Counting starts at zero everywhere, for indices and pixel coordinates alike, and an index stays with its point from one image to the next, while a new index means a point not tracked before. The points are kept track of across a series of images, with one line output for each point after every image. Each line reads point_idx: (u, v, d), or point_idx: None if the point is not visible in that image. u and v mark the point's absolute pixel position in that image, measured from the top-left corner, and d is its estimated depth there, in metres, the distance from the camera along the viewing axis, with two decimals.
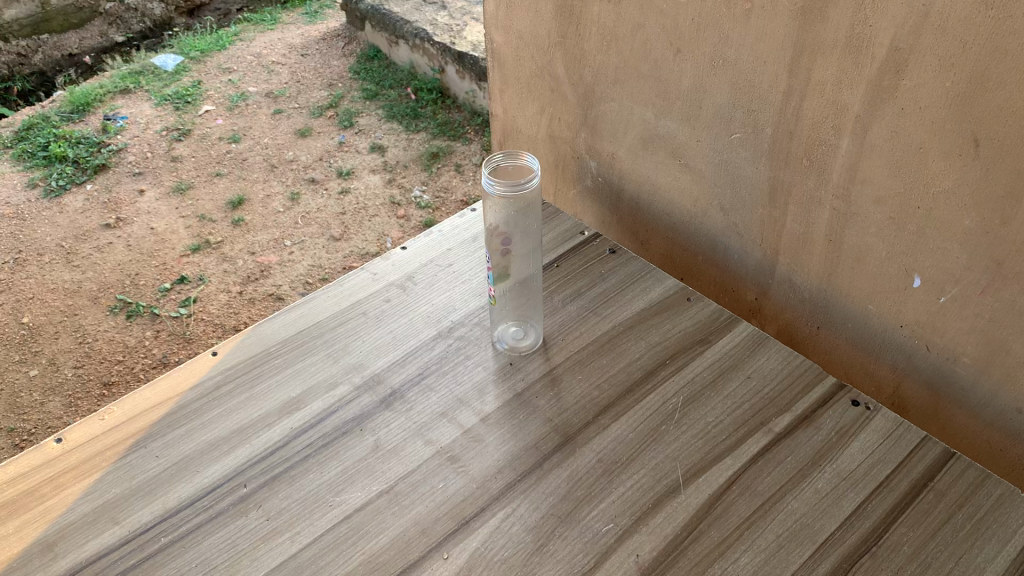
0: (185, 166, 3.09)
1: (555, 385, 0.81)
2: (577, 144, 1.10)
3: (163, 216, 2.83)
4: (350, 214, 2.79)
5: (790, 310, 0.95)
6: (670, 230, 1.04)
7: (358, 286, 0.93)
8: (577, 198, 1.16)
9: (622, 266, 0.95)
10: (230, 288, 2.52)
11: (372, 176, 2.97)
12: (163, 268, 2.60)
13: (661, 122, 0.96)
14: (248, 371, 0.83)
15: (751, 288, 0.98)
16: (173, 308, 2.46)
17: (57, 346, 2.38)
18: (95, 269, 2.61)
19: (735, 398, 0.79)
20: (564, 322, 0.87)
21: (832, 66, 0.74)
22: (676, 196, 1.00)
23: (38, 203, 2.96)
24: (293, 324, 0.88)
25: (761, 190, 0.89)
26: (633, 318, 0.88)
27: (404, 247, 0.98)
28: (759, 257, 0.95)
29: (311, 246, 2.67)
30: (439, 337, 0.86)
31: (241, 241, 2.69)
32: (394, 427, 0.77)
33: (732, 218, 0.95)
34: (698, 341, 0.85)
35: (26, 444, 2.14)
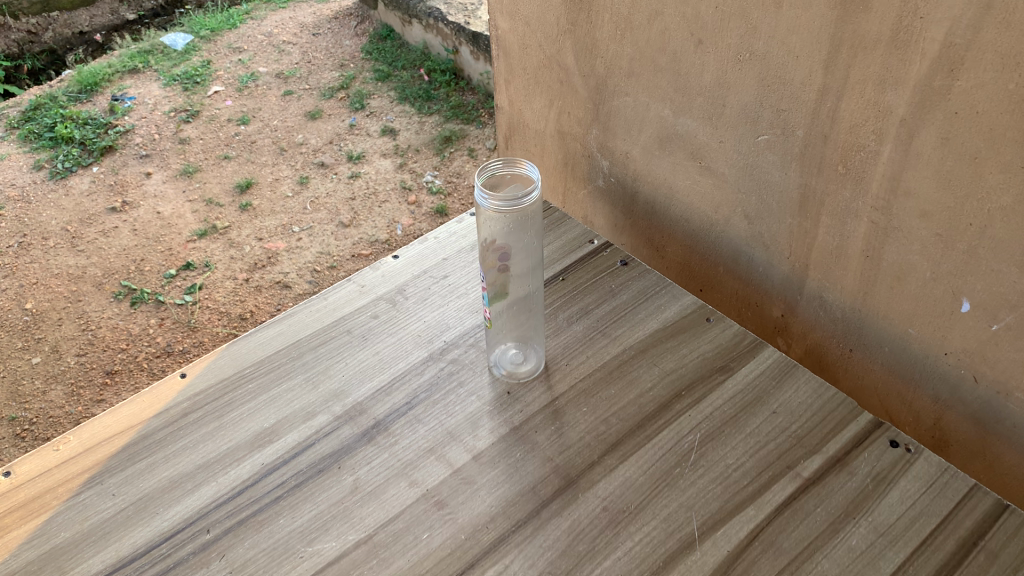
0: (193, 148, 3.02)
1: (557, 419, 0.72)
2: (588, 142, 1.01)
3: (170, 199, 2.77)
4: (360, 199, 2.71)
5: (819, 330, 0.86)
6: (688, 237, 0.95)
7: (343, 300, 0.84)
8: (587, 199, 1.07)
9: (634, 280, 0.86)
10: (237, 275, 2.45)
11: (383, 160, 2.89)
12: (168, 254, 2.53)
13: (679, 120, 0.87)
14: (218, 398, 0.75)
15: (776, 304, 0.89)
16: (178, 294, 2.39)
17: (60, 333, 2.32)
18: (100, 255, 2.55)
19: (759, 436, 0.71)
20: (569, 344, 0.79)
21: (875, 63, 0.65)
22: (694, 201, 0.91)
23: (44, 185, 2.89)
24: (271, 343, 0.80)
25: (790, 198, 0.80)
26: (646, 341, 0.79)
27: (397, 255, 0.89)
28: (786, 271, 0.86)
29: (319, 232, 2.59)
30: (430, 361, 0.78)
31: (248, 226, 2.61)
32: (376, 465, 0.69)
33: (758, 227, 0.86)
34: (717, 368, 0.76)
35: (27, 434, 2.09)
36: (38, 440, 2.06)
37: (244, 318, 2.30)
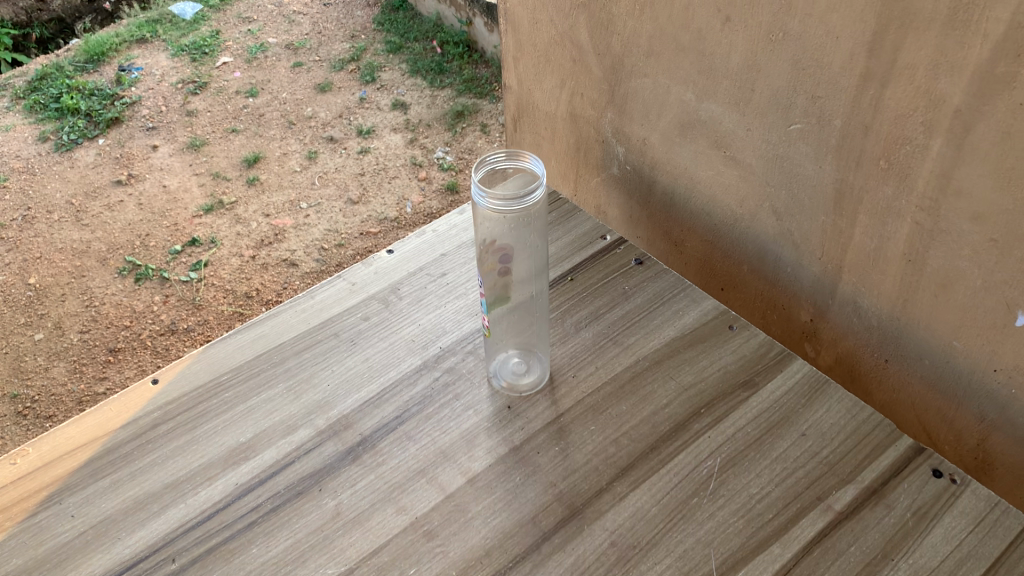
0: (201, 121, 2.95)
1: (562, 438, 0.65)
2: (603, 126, 0.92)
3: (176, 173, 2.70)
4: (370, 175, 2.63)
5: (852, 338, 0.78)
6: (709, 232, 0.87)
7: (332, 299, 0.77)
8: (600, 188, 0.99)
9: (650, 281, 0.78)
10: (243, 252, 2.38)
11: (393, 135, 2.80)
12: (174, 229, 2.46)
13: (702, 105, 0.78)
14: (191, 408, 0.69)
15: (804, 308, 0.81)
16: (183, 271, 2.32)
17: (63, 310, 2.26)
18: (104, 229, 2.50)
19: (786, 462, 0.64)
20: (576, 353, 0.72)
21: (928, 46, 0.57)
22: (717, 193, 0.83)
23: (50, 157, 2.83)
24: (251, 346, 0.74)
25: (825, 194, 0.72)
26: (661, 351, 0.72)
27: (392, 250, 0.82)
28: (818, 274, 0.78)
29: (327, 208, 2.51)
30: (424, 370, 0.71)
31: (255, 202, 2.54)
32: (361, 488, 0.63)
33: (787, 224, 0.78)
34: (741, 384, 0.69)
35: (29, 412, 2.05)
36: (39, 419, 2.02)
37: (250, 297, 2.23)
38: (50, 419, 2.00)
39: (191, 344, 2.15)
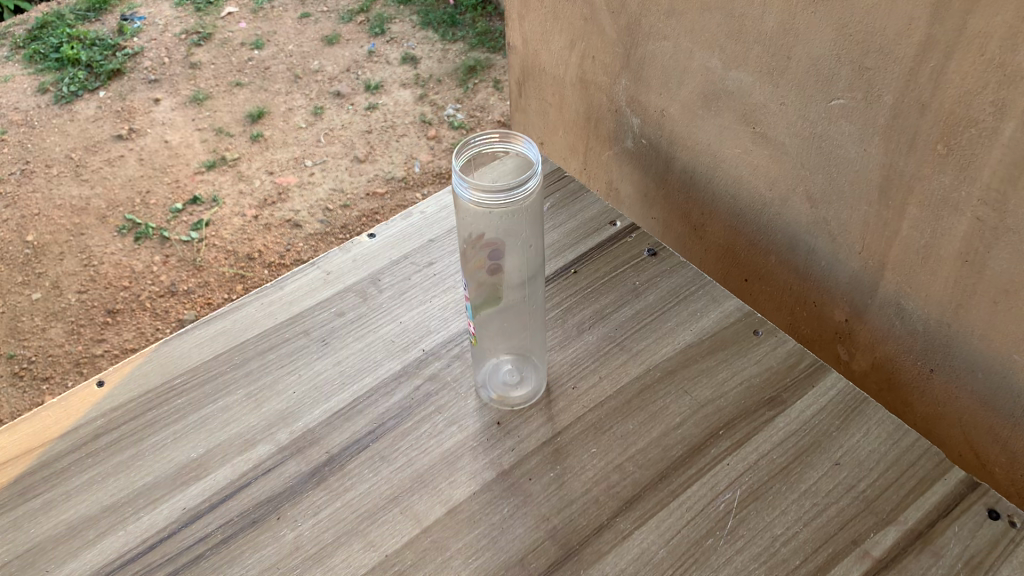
0: (203, 73, 2.55)
1: (557, 462, 0.57)
2: (615, 94, 0.78)
3: (178, 127, 2.33)
4: (377, 133, 2.28)
5: (892, 342, 0.66)
6: (732, 216, 0.74)
7: (303, 291, 0.68)
8: (611, 163, 0.84)
9: (664, 276, 0.69)
10: (246, 212, 2.05)
11: (402, 91, 2.42)
12: (174, 186, 2.12)
13: (729, 73, 0.65)
14: (138, 416, 0.61)
15: (839, 307, 0.69)
16: (184, 231, 2.01)
17: (61, 269, 1.96)
18: (103, 185, 2.15)
19: (817, 496, 0.55)
20: (578, 359, 0.63)
21: (1007, 9, 0.45)
22: (744, 174, 0.70)
23: (48, 111, 2.45)
24: (210, 344, 0.65)
25: (868, 180, 0.60)
26: (675, 360, 0.63)
27: (373, 234, 0.73)
28: (857, 269, 0.65)
29: (332, 167, 2.17)
30: (404, 376, 0.62)
31: (258, 158, 2.19)
32: (324, 517, 0.55)
33: (823, 212, 0.65)
34: (765, 401, 0.60)
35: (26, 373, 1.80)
36: (36, 381, 1.77)
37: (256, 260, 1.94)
38: (46, 381, 1.75)
39: (192, 307, 1.87)
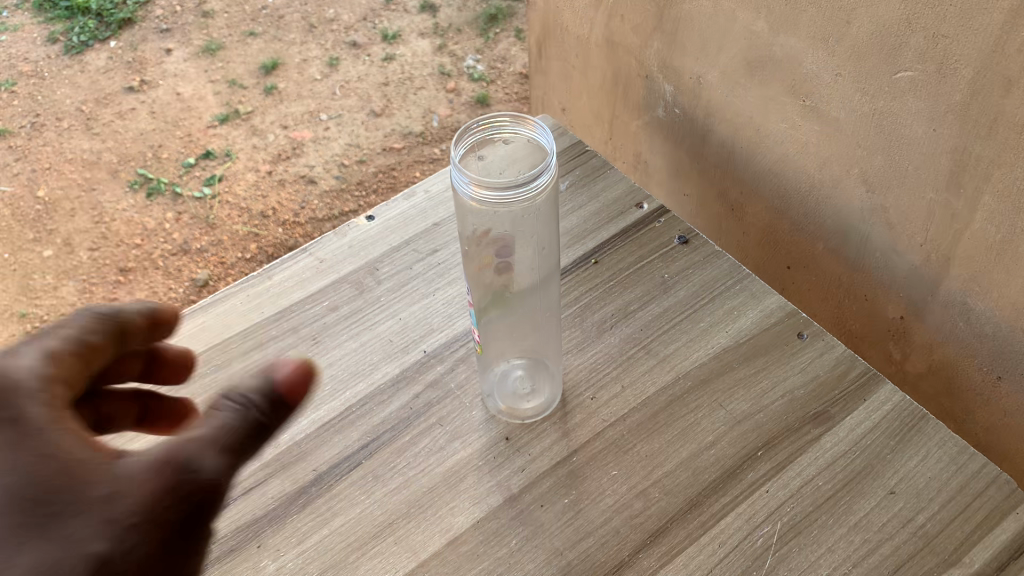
0: (217, 21, 1.94)
1: (573, 485, 0.50)
2: (646, 58, 0.68)
3: (193, 78, 1.79)
4: (394, 85, 1.75)
5: (955, 345, 0.55)
6: (774, 196, 0.63)
7: (294, 281, 0.62)
8: (640, 135, 0.75)
9: (696, 269, 0.61)
10: (259, 167, 1.60)
11: (421, 40, 1.85)
12: (186, 140, 1.66)
13: (777, 39, 0.55)
14: None
15: (892, 303, 0.59)
16: (196, 186, 1.57)
17: (72, 226, 1.54)
18: (116, 139, 1.67)
19: (871, 531, 0.48)
20: (596, 365, 0.56)
21: None
22: (790, 151, 0.59)
23: (58, 61, 1.87)
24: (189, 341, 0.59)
25: (937, 164, 0.49)
26: (709, 368, 0.55)
27: (371, 217, 0.66)
28: (918, 263, 0.55)
29: (347, 121, 1.68)
30: (404, 381, 0.56)
31: (272, 111, 1.70)
32: (310, 547, 0.48)
33: (880, 198, 0.54)
34: (811, 417, 0.53)
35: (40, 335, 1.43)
36: None
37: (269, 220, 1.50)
38: None
39: (206, 268, 1.46)
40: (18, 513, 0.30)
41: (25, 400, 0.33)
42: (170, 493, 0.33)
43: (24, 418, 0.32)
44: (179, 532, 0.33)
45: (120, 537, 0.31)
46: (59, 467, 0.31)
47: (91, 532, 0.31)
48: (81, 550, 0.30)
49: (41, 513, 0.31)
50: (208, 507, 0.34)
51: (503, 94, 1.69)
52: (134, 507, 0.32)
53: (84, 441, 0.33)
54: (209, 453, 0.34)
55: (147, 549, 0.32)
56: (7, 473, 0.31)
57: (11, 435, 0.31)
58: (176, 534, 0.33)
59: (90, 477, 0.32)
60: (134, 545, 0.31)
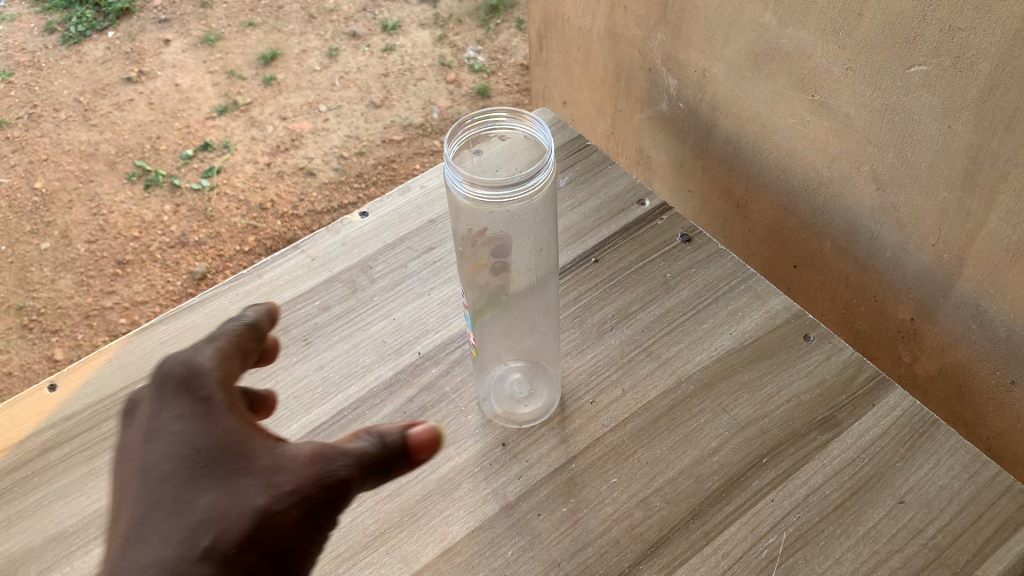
0: (216, 12, 1.90)
1: (572, 493, 0.49)
2: (650, 51, 0.66)
3: (191, 69, 1.76)
4: (394, 76, 1.72)
5: (967, 348, 0.54)
6: (780, 193, 0.62)
7: (285, 279, 0.60)
8: (643, 129, 0.73)
9: (699, 268, 0.59)
10: (258, 158, 1.58)
11: (421, 30, 1.82)
12: (184, 131, 1.63)
13: (785, 31, 0.53)
14: (93, 428, 0.53)
15: (902, 304, 0.57)
16: (194, 178, 1.55)
17: (69, 218, 1.51)
18: (113, 130, 1.64)
19: (880, 543, 0.46)
20: (596, 367, 0.54)
21: None
22: (798, 148, 0.57)
23: (55, 52, 1.83)
24: (178, 342, 0.57)
25: (952, 162, 0.47)
26: (712, 370, 0.54)
27: (364, 213, 0.64)
28: (930, 264, 0.53)
29: (347, 113, 1.66)
30: (398, 384, 0.54)
31: (271, 103, 1.67)
32: None
33: (891, 196, 0.53)
34: (817, 422, 0.51)
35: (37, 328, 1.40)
36: (46, 334, 1.39)
37: (267, 213, 1.48)
38: (56, 336, 1.37)
39: (204, 261, 1.44)
40: (193, 470, 0.32)
41: (209, 384, 0.35)
42: (317, 464, 0.33)
43: (208, 397, 0.35)
44: (326, 509, 0.33)
45: (279, 498, 0.32)
46: (232, 439, 0.33)
47: (253, 490, 0.32)
48: (245, 503, 0.31)
49: (211, 472, 0.32)
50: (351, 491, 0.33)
51: (504, 85, 1.67)
52: (290, 475, 0.32)
53: (252, 426, 0.35)
54: (354, 437, 0.34)
55: (296, 517, 0.32)
56: (188, 438, 0.33)
57: (196, 409, 0.34)
58: (322, 508, 0.32)
59: (257, 446, 0.33)
60: (288, 507, 0.32)
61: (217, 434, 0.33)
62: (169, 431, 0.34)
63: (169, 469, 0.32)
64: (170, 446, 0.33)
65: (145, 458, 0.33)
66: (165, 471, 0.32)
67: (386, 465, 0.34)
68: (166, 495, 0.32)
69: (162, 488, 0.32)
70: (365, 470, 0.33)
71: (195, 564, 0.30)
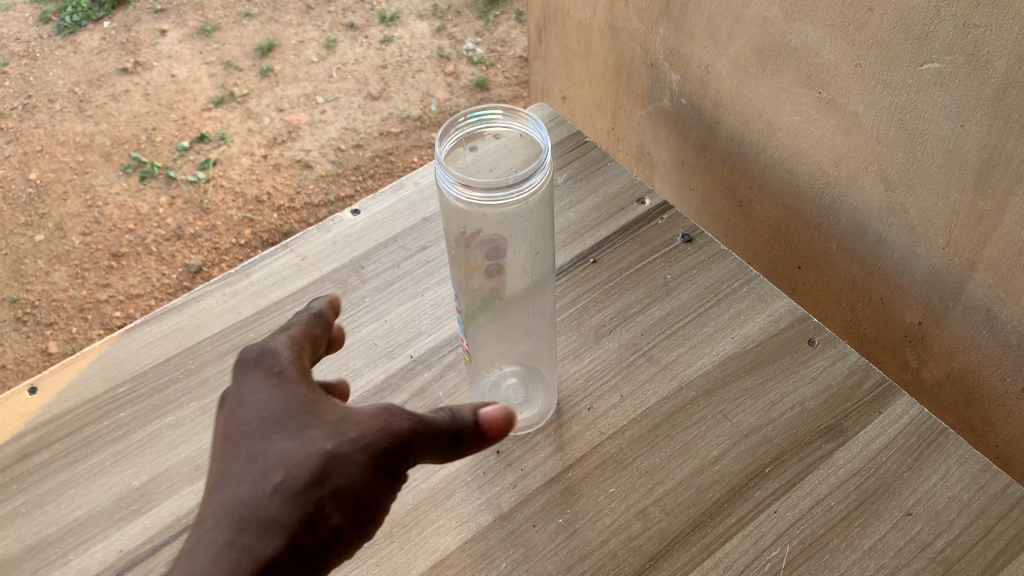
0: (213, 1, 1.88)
1: (568, 504, 0.47)
2: (652, 45, 0.64)
3: (188, 59, 1.74)
4: (392, 68, 1.70)
5: (976, 353, 0.52)
6: (785, 192, 0.60)
7: (274, 279, 0.58)
8: (643, 125, 0.71)
9: (700, 269, 0.58)
10: (254, 151, 1.56)
11: (420, 21, 1.80)
12: (180, 122, 1.60)
13: (792, 26, 0.51)
14: (74, 433, 0.51)
15: (909, 308, 0.55)
16: (190, 170, 1.52)
17: (64, 209, 1.49)
18: (109, 121, 1.62)
19: (887, 557, 0.44)
20: (593, 373, 0.53)
21: None
22: (804, 146, 0.56)
23: (50, 42, 1.80)
24: (161, 344, 0.56)
25: (964, 163, 0.46)
26: (713, 376, 0.52)
27: (356, 211, 0.62)
28: (939, 267, 0.51)
29: (345, 105, 1.63)
30: (388, 389, 0.52)
31: (268, 94, 1.65)
32: None
33: (900, 197, 0.51)
34: (822, 431, 0.49)
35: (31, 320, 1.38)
36: (40, 327, 1.37)
37: (263, 205, 1.46)
38: (51, 328, 1.36)
39: (200, 254, 1.42)
40: (272, 429, 0.35)
41: (282, 356, 0.38)
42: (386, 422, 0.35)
43: (282, 366, 0.37)
44: (393, 460, 0.34)
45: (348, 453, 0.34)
46: (303, 398, 0.36)
47: (321, 436, 0.34)
48: (314, 446, 0.34)
49: (286, 428, 0.35)
50: (419, 449, 0.35)
51: (503, 77, 1.65)
52: (357, 425, 0.34)
53: (326, 397, 0.37)
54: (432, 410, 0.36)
55: (365, 464, 0.34)
56: (269, 404, 0.35)
57: (274, 380, 0.37)
58: (389, 457, 0.34)
59: (326, 403, 0.36)
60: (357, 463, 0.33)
61: (290, 396, 0.36)
62: (245, 393, 0.36)
63: (244, 424, 0.35)
64: (245, 406, 0.36)
65: (227, 425, 0.36)
66: (245, 430, 0.35)
67: (457, 439, 0.36)
68: (248, 449, 0.34)
69: (242, 438, 0.35)
70: (438, 436, 0.35)
71: (270, 508, 0.32)
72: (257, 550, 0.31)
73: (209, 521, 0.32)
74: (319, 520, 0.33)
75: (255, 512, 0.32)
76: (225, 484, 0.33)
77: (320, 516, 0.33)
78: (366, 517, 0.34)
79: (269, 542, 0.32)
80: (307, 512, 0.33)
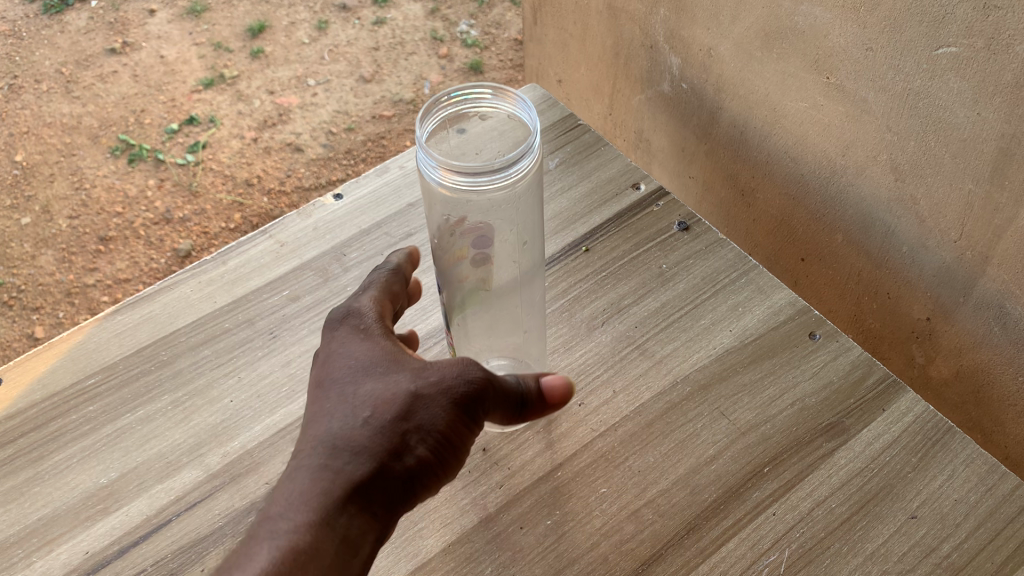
0: None
1: (558, 504, 0.45)
2: (652, 26, 0.62)
3: (178, 40, 1.69)
4: (384, 50, 1.66)
5: (987, 348, 0.50)
6: (788, 180, 0.57)
7: (251, 267, 0.56)
8: (642, 109, 0.69)
9: (696, 259, 0.55)
10: (244, 133, 1.52)
11: (414, 3, 1.76)
12: (169, 104, 1.56)
13: (800, 7, 0.48)
14: (39, 428, 0.49)
15: (917, 302, 0.53)
16: (179, 153, 1.49)
17: (50, 192, 1.46)
18: (96, 103, 1.58)
19: (890, 563, 0.42)
20: (586, 366, 0.51)
21: None
22: (809, 134, 0.53)
23: (36, 21, 1.75)
24: (133, 334, 0.53)
25: (980, 153, 0.43)
26: (710, 371, 0.50)
27: (338, 195, 0.60)
28: (950, 260, 0.49)
29: (336, 87, 1.60)
30: None
31: (258, 76, 1.61)
32: None
33: (910, 188, 0.49)
34: (824, 430, 0.47)
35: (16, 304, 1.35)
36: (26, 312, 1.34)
37: (253, 189, 1.43)
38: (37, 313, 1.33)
39: (189, 237, 1.39)
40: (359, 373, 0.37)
41: (367, 314, 0.40)
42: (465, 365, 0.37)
43: (368, 323, 0.40)
44: (473, 404, 0.36)
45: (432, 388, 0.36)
46: (388, 349, 0.38)
47: (405, 379, 0.36)
48: (398, 387, 0.36)
49: (372, 371, 0.37)
50: (494, 405, 0.37)
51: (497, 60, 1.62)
52: (436, 370, 0.36)
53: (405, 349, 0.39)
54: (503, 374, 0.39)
55: (446, 406, 0.35)
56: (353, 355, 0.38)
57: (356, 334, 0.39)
58: (468, 401, 0.36)
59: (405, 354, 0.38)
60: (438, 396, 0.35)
61: (376, 347, 0.38)
62: (336, 345, 0.39)
63: (336, 370, 0.37)
64: (336, 356, 0.38)
65: (319, 373, 0.38)
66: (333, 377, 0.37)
67: (523, 404, 0.38)
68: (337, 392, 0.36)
69: (334, 382, 0.37)
70: (509, 399, 0.38)
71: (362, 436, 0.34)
72: (348, 471, 0.34)
73: (307, 448, 0.35)
74: (405, 451, 0.35)
75: (347, 442, 0.34)
76: (320, 418, 0.36)
77: (405, 447, 0.35)
78: (449, 459, 0.36)
79: (360, 466, 0.34)
80: (395, 442, 0.34)
